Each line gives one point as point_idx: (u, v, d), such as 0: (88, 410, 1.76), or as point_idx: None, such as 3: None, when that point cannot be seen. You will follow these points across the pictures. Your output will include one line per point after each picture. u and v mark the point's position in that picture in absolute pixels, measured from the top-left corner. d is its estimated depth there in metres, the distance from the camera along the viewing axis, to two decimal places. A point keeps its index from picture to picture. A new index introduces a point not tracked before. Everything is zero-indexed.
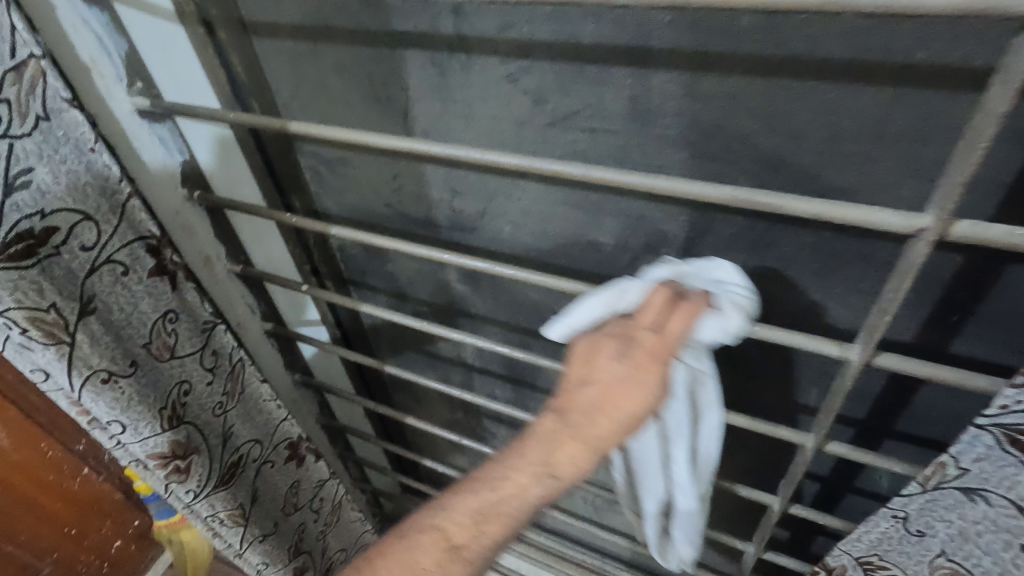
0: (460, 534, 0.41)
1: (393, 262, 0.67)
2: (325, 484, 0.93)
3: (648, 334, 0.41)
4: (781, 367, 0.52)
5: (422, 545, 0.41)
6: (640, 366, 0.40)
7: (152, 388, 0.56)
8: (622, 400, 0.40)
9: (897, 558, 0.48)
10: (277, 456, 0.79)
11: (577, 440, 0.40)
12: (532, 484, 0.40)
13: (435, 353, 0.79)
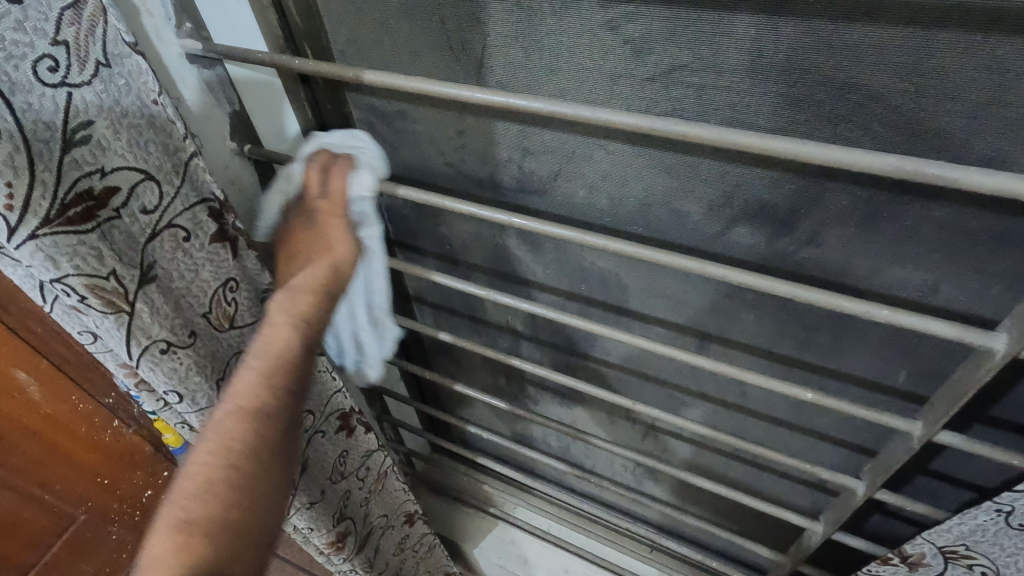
0: (255, 399, 0.43)
1: (447, 225, 0.63)
2: (373, 453, 0.83)
3: (318, 202, 0.50)
4: (875, 345, 0.49)
5: (226, 427, 0.42)
6: (328, 227, 0.50)
7: (211, 359, 0.53)
8: (327, 255, 0.49)
9: (987, 548, 0.49)
10: (327, 427, 0.70)
11: (310, 293, 0.47)
12: (293, 335, 0.45)
13: (481, 319, 0.76)
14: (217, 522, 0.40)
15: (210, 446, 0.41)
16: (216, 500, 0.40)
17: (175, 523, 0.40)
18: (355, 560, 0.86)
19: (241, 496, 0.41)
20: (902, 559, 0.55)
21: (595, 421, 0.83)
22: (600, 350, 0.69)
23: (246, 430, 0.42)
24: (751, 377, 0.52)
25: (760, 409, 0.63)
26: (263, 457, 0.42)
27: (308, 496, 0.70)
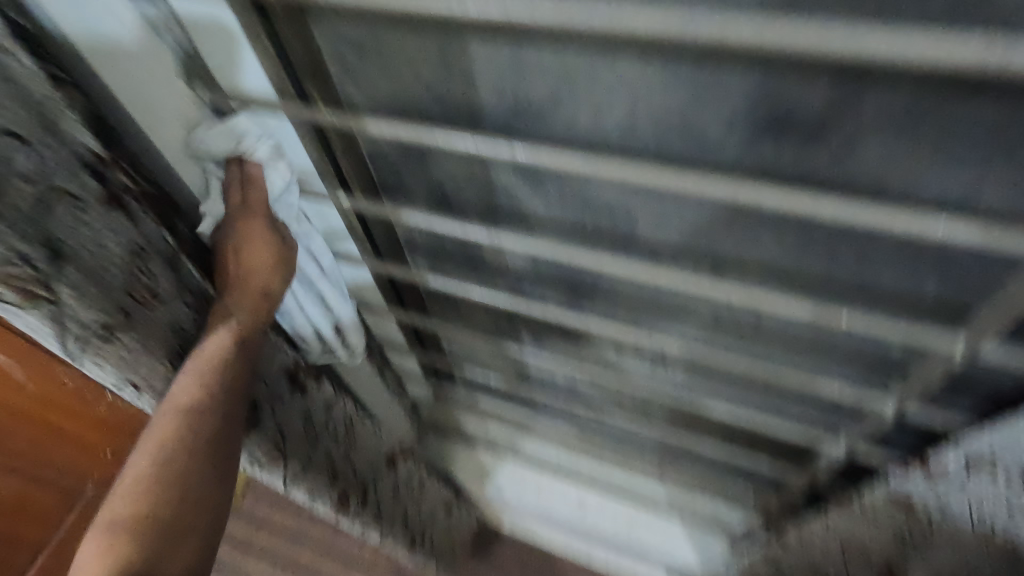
0: (192, 397, 0.54)
1: (435, 164, 0.58)
2: (336, 402, 0.83)
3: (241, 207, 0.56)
4: (906, 258, 0.46)
5: (166, 421, 0.53)
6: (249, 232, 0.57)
7: (147, 334, 0.55)
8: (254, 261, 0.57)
9: (1014, 451, 0.53)
10: (280, 392, 0.70)
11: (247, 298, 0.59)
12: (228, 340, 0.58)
13: (480, 262, 0.71)
14: (150, 512, 0.49)
15: (151, 442, 0.52)
16: (152, 490, 0.50)
17: (109, 519, 0.49)
18: (364, 513, 0.90)
19: (168, 496, 0.50)
20: (925, 472, 0.61)
21: (603, 357, 0.81)
22: (607, 286, 0.66)
23: (176, 434, 0.52)
24: (769, 301, 0.53)
25: (778, 332, 0.61)
26: (191, 461, 0.52)
27: (296, 464, 0.74)
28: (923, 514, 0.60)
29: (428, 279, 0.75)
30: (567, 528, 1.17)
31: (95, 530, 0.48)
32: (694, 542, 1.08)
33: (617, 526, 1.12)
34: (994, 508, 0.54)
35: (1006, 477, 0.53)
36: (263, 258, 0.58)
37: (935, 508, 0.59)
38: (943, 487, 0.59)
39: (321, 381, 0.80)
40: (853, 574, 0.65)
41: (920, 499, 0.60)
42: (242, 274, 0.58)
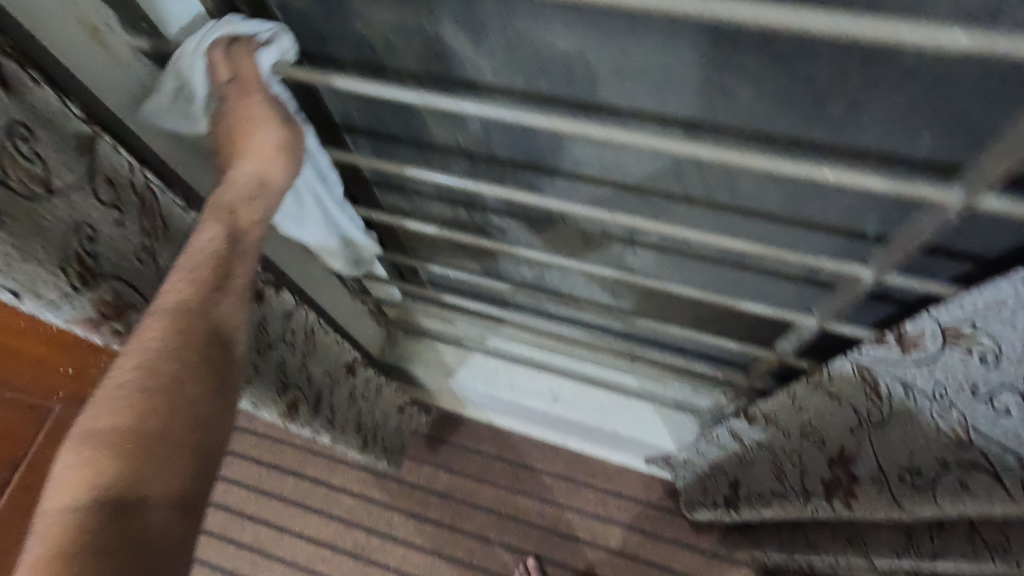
0: (180, 294, 0.46)
1: (360, 18, 0.48)
2: (294, 313, 0.77)
3: (234, 87, 0.49)
4: (898, 109, 0.41)
5: (151, 325, 0.45)
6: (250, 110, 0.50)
7: (39, 239, 0.41)
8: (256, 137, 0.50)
9: (997, 332, 0.50)
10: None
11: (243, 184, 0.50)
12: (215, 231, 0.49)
13: (427, 142, 0.64)
14: (130, 427, 0.41)
15: (137, 346, 0.44)
16: (134, 399, 0.42)
17: (83, 436, 0.41)
18: (314, 421, 0.86)
19: (160, 412, 0.42)
20: (898, 338, 0.56)
21: (568, 242, 0.76)
22: (569, 161, 0.59)
23: (159, 350, 0.44)
24: (748, 160, 0.44)
25: (751, 205, 0.56)
26: (183, 378, 0.44)
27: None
28: (886, 399, 0.62)
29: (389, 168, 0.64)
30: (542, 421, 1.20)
31: (72, 444, 0.41)
32: (667, 424, 1.11)
33: (592, 415, 1.14)
34: (961, 394, 0.54)
35: (980, 359, 0.52)
36: (266, 138, 0.50)
37: (900, 391, 0.60)
38: (915, 368, 0.57)
39: (283, 291, 0.73)
40: (812, 451, 0.74)
41: (887, 379, 0.61)
42: (239, 163, 0.50)
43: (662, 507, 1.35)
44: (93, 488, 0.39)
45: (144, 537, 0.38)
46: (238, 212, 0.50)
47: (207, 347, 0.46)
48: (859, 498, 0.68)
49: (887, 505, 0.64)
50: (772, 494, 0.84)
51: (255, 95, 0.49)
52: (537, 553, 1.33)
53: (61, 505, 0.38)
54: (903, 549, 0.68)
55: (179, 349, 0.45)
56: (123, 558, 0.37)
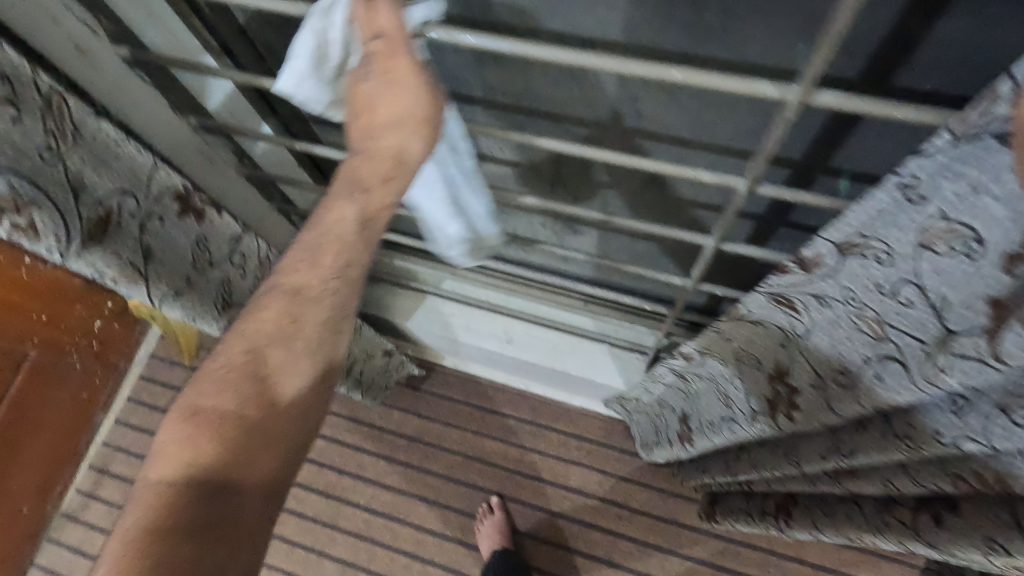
0: (297, 282, 0.53)
1: None
2: (244, 237, 0.77)
3: (376, 45, 0.45)
4: (772, 18, 0.41)
5: (268, 311, 0.53)
6: (390, 74, 0.46)
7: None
8: (391, 105, 0.48)
9: (885, 232, 0.41)
10: (166, 211, 0.63)
11: (381, 158, 0.51)
12: (347, 205, 0.52)
13: None
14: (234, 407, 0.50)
15: (255, 333, 0.53)
16: (239, 384, 0.51)
17: (200, 403, 0.51)
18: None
19: (253, 406, 0.51)
20: (798, 263, 0.49)
21: (505, 177, 0.77)
22: (485, 87, 0.60)
23: (259, 344, 0.53)
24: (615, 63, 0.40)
25: (661, 129, 0.57)
26: (274, 380, 0.53)
27: (166, 285, 0.64)
28: (805, 313, 0.55)
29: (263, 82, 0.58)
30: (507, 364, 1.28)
31: (178, 417, 0.51)
32: (614, 365, 1.13)
33: (543, 353, 1.17)
34: (869, 295, 0.46)
35: (879, 260, 0.43)
36: (410, 112, 0.48)
37: (812, 303, 0.53)
38: (824, 281, 0.49)
39: (223, 212, 0.72)
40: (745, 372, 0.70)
41: (800, 296, 0.53)
42: (379, 133, 0.50)
43: (622, 448, 1.39)
44: (188, 467, 0.48)
45: (227, 517, 0.48)
46: (372, 191, 0.51)
47: (294, 353, 0.54)
48: (799, 410, 0.62)
49: (822, 411, 0.57)
50: (721, 419, 0.83)
51: (400, 61, 0.45)
52: (502, 492, 1.39)
53: (164, 475, 0.48)
54: (828, 452, 0.64)
55: (271, 349, 0.53)
56: (208, 523, 0.47)
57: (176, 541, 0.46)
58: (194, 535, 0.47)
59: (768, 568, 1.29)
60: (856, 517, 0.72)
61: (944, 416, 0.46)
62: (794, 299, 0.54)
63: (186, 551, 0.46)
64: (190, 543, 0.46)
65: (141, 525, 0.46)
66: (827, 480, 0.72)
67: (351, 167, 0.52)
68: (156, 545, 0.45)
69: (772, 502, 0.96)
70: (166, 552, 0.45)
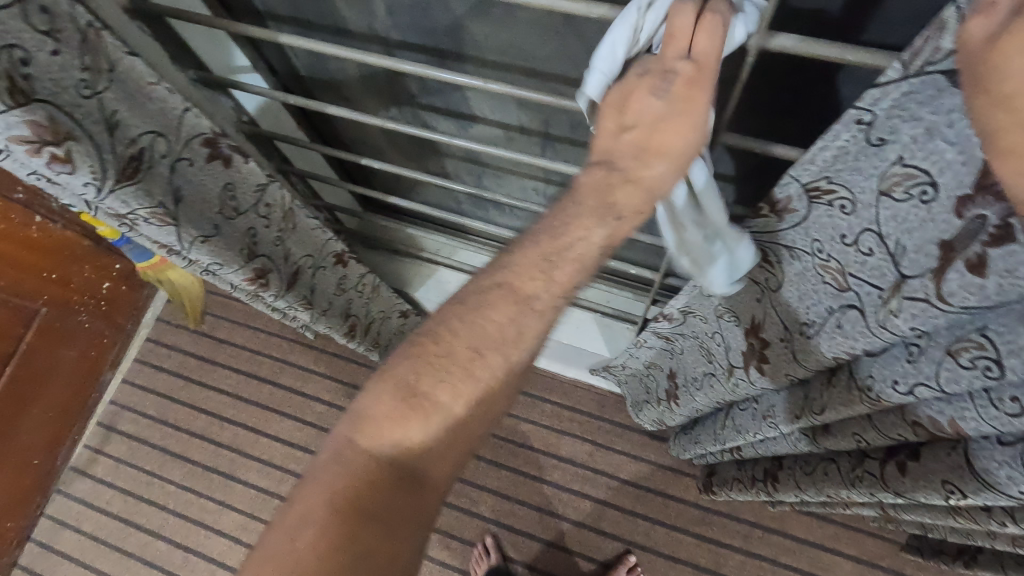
0: (532, 276, 0.47)
1: None
2: (268, 187, 0.78)
3: (684, 64, 0.41)
4: None
5: (496, 304, 0.47)
6: (682, 98, 0.42)
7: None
8: (670, 132, 0.43)
9: (848, 178, 0.44)
10: (195, 156, 0.65)
11: (633, 184, 0.46)
12: (596, 226, 0.46)
13: (344, 29, 0.66)
14: (434, 403, 0.47)
15: (475, 332, 0.47)
16: (450, 378, 0.47)
17: (404, 385, 0.47)
18: (291, 296, 0.87)
19: (460, 404, 0.47)
20: (772, 207, 0.53)
21: (495, 139, 0.79)
22: (470, 42, 0.61)
23: (479, 346, 0.47)
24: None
25: None
26: (481, 386, 0.47)
27: (195, 229, 0.66)
28: (777, 265, 0.59)
29: (282, 40, 0.60)
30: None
31: (393, 391, 0.47)
32: (606, 333, 1.16)
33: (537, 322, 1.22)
34: (833, 244, 0.50)
35: (841, 209, 0.47)
36: (684, 147, 0.44)
37: (784, 251, 0.56)
38: (793, 230, 0.53)
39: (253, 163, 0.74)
40: (724, 325, 0.75)
41: (773, 247, 0.57)
42: (641, 158, 0.45)
43: (613, 420, 1.42)
44: (391, 447, 0.46)
45: (414, 502, 0.47)
46: (625, 220, 0.46)
47: (500, 367, 0.48)
48: (769, 361, 0.67)
49: (790, 361, 0.63)
50: (704, 376, 0.87)
51: (700, 91, 0.42)
52: (494, 460, 1.42)
53: (367, 443, 0.46)
54: (802, 411, 0.67)
55: (485, 356, 0.47)
56: (387, 519, 0.46)
57: (357, 521, 0.45)
58: (383, 520, 0.45)
59: (752, 540, 1.31)
60: (832, 474, 0.75)
61: (901, 366, 0.49)
62: (769, 250, 0.58)
63: (378, 532, 0.45)
64: (382, 525, 0.45)
65: (340, 491, 0.45)
66: (807, 439, 0.75)
67: (591, 189, 0.46)
68: (353, 521, 0.45)
69: (762, 469, 0.97)
70: (360, 524, 0.45)
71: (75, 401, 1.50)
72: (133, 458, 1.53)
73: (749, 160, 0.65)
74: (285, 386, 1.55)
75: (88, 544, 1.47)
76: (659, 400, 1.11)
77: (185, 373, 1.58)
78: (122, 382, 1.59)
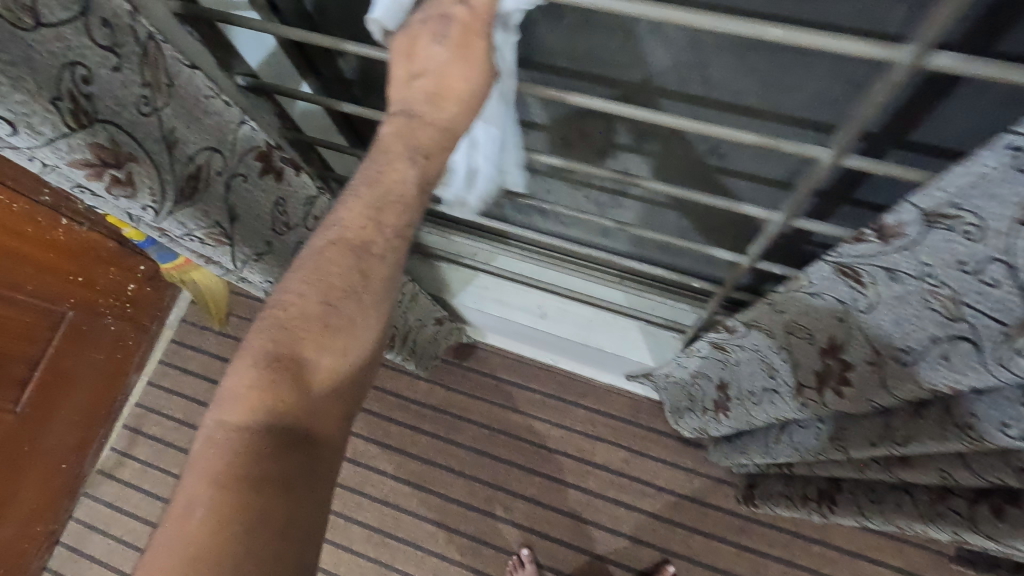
0: (360, 232, 0.48)
1: None
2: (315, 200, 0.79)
3: (459, 9, 0.45)
4: None
5: (331, 260, 0.47)
6: (460, 42, 0.45)
7: (26, 68, 0.42)
8: (454, 79, 0.47)
9: (980, 206, 0.41)
10: (249, 170, 0.65)
11: (426, 126, 0.48)
12: (407, 167, 0.48)
13: None
14: (298, 359, 0.46)
15: (316, 288, 0.47)
16: (305, 332, 0.46)
17: (266, 350, 0.45)
18: None
19: (325, 354, 0.47)
20: (876, 232, 0.48)
21: (551, 146, 0.75)
22: (541, 47, 0.57)
23: (330, 297, 0.47)
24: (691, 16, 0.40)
25: (728, 98, 0.55)
26: (347, 333, 0.47)
27: (250, 248, 0.67)
28: (870, 286, 0.55)
29: (347, 47, 0.55)
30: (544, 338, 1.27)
31: (252, 361, 0.45)
32: (650, 342, 1.11)
33: (576, 330, 1.16)
34: (947, 270, 0.47)
35: (964, 235, 0.43)
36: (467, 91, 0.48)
37: (884, 275, 0.52)
38: (898, 253, 0.49)
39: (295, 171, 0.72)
40: (794, 342, 0.71)
41: (869, 269, 0.53)
42: (432, 99, 0.47)
43: (648, 426, 1.39)
44: (265, 413, 0.44)
45: (310, 461, 0.45)
46: (433, 158, 0.49)
47: (363, 308, 0.48)
48: (851, 385, 0.63)
49: (876, 388, 0.60)
50: (763, 392, 0.84)
51: (476, 40, 0.46)
52: (525, 465, 1.40)
53: (240, 416, 0.43)
54: (879, 438, 0.63)
55: (338, 305, 0.47)
56: (281, 486, 0.42)
57: (246, 492, 0.41)
58: (276, 484, 0.42)
59: (792, 549, 1.28)
60: (905, 507, 0.70)
61: (1014, 408, 0.46)
62: (866, 276, 0.54)
63: (274, 501, 0.42)
64: (278, 492, 0.42)
65: (223, 470, 0.42)
66: (877, 467, 0.70)
67: (395, 137, 0.48)
68: (243, 495, 0.41)
69: (815, 487, 0.92)
70: (250, 496, 0.41)
71: (100, 404, 1.48)
72: (160, 460, 1.52)
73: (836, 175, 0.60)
74: None
75: (115, 547, 1.46)
76: (704, 409, 1.08)
77: (211, 374, 1.56)
78: (147, 384, 1.57)
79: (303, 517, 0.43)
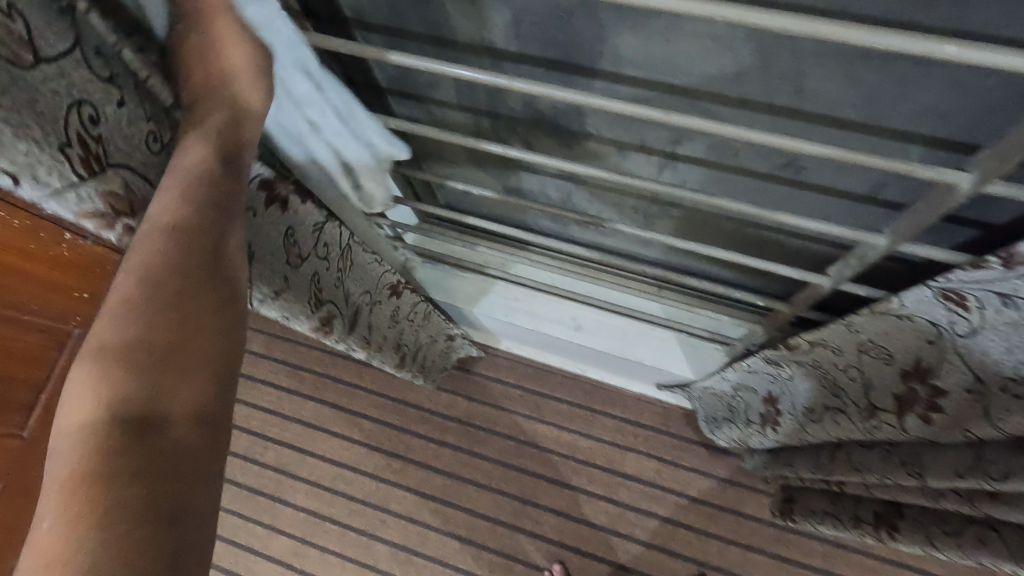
0: (174, 220, 0.43)
1: None
2: (325, 226, 0.72)
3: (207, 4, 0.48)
4: None
5: (145, 248, 0.42)
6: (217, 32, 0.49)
7: (33, 114, 0.37)
8: (222, 61, 0.50)
9: None
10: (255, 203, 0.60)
11: (223, 108, 0.50)
12: (203, 154, 0.47)
13: (449, 40, 0.56)
14: (128, 347, 0.40)
15: (134, 274, 0.42)
16: (133, 319, 0.40)
17: (97, 349, 0.40)
18: (351, 339, 0.82)
19: (162, 337, 0.40)
20: (1002, 260, 0.44)
21: (604, 157, 0.69)
22: (610, 54, 0.52)
23: (151, 286, 0.41)
24: (873, 36, 0.35)
25: (820, 109, 0.50)
26: (182, 311, 0.42)
27: (267, 286, 0.64)
28: (975, 311, 0.50)
29: (391, 58, 0.50)
30: (576, 350, 1.21)
31: (85, 365, 0.39)
32: (689, 353, 1.07)
33: (615, 343, 1.10)
34: None
35: None
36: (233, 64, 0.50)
37: (997, 301, 0.48)
38: (1020, 280, 0.45)
39: (308, 203, 0.67)
40: (867, 363, 0.67)
41: (976, 294, 0.49)
42: (215, 84, 0.50)
43: (679, 435, 1.35)
44: (107, 407, 0.38)
45: (172, 449, 0.38)
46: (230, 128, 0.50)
47: (196, 282, 0.43)
48: (943, 412, 0.59)
49: (976, 420, 0.55)
50: (825, 410, 0.79)
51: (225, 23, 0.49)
52: (554, 478, 1.35)
53: (81, 418, 0.38)
54: (967, 470, 0.58)
55: (167, 288, 0.42)
56: (143, 476, 0.37)
57: (101, 489, 0.36)
58: (134, 475, 0.37)
59: (832, 559, 1.25)
60: (991, 543, 0.66)
61: None
62: (969, 301, 0.50)
63: (141, 493, 0.36)
64: (142, 484, 0.36)
65: (74, 474, 0.36)
66: (954, 497, 0.65)
67: (185, 142, 0.48)
68: (97, 494, 0.35)
69: (868, 509, 0.88)
70: (111, 491, 0.36)
71: None
72: None
73: (919, 189, 0.55)
74: (331, 403, 1.43)
75: None
76: (746, 421, 1.04)
77: None
78: None
79: (177, 519, 0.37)
